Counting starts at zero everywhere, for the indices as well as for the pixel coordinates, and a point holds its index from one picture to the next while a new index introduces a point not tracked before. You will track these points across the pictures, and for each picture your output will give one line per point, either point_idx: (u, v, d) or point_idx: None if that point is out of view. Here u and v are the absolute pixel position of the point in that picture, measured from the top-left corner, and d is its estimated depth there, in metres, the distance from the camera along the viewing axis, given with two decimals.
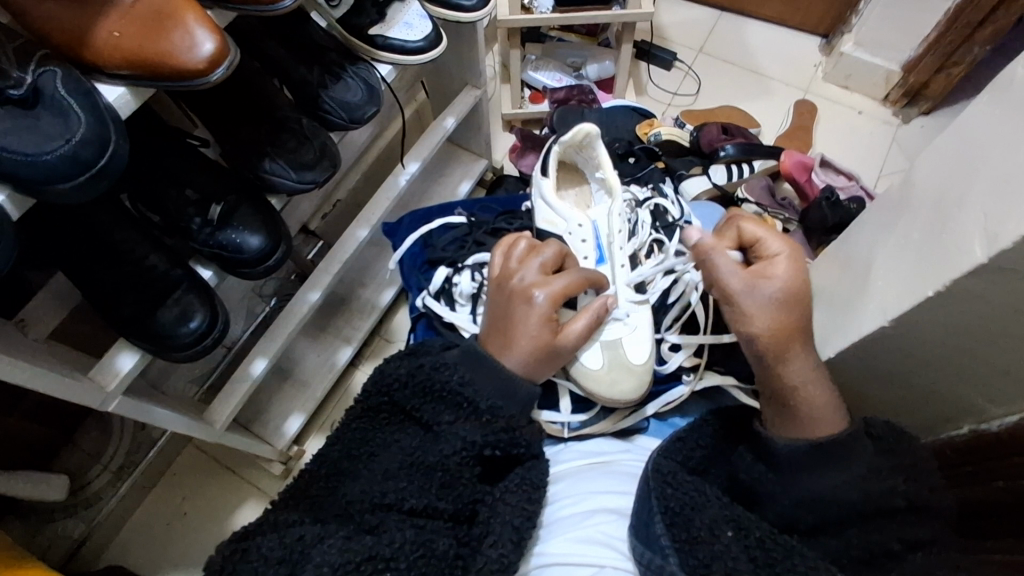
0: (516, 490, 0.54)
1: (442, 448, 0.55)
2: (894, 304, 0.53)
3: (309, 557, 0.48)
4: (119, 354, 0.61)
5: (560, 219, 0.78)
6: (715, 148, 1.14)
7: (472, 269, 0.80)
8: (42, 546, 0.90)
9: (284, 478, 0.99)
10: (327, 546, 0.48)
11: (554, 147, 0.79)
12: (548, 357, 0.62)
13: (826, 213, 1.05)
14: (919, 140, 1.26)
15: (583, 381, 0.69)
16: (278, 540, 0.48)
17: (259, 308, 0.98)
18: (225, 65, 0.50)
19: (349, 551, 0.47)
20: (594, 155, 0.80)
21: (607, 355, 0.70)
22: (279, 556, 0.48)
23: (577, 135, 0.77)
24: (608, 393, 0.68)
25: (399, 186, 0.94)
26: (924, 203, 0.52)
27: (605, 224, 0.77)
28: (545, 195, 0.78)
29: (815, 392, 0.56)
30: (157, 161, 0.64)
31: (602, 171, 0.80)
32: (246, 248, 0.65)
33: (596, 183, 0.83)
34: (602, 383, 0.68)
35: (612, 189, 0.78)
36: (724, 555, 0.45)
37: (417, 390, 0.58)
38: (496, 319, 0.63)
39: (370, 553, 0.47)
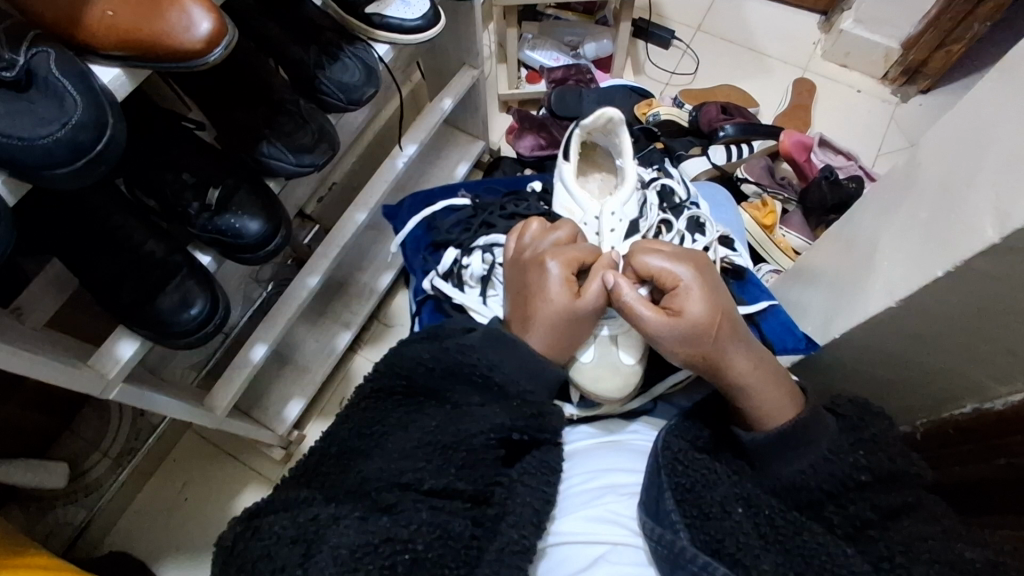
0: (534, 474, 0.55)
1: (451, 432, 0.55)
2: (901, 285, 0.53)
3: (322, 537, 0.48)
4: (119, 341, 0.60)
5: (578, 209, 0.78)
6: (715, 128, 1.13)
7: (483, 250, 0.79)
8: (42, 534, 0.90)
9: (285, 462, 1.00)
10: (342, 527, 0.48)
11: (575, 131, 0.79)
12: (570, 329, 0.61)
13: (826, 193, 1.05)
14: (918, 118, 1.25)
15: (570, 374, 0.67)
16: (291, 520, 0.49)
17: (256, 293, 0.97)
18: (223, 44, 0.49)
19: (366, 531, 0.48)
20: (618, 143, 0.79)
21: (597, 350, 0.66)
22: (292, 535, 0.48)
23: (599, 119, 0.77)
24: (591, 389, 0.65)
25: (396, 168, 0.93)
26: (931, 183, 0.52)
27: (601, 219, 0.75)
28: (565, 182, 0.79)
29: (764, 390, 0.55)
30: (154, 144, 0.63)
31: (622, 160, 0.79)
32: (245, 233, 0.64)
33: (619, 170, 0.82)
34: (585, 378, 0.65)
35: (626, 177, 0.77)
36: (736, 530, 0.46)
37: (445, 367, 0.59)
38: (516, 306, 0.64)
39: (386, 536, 0.47)
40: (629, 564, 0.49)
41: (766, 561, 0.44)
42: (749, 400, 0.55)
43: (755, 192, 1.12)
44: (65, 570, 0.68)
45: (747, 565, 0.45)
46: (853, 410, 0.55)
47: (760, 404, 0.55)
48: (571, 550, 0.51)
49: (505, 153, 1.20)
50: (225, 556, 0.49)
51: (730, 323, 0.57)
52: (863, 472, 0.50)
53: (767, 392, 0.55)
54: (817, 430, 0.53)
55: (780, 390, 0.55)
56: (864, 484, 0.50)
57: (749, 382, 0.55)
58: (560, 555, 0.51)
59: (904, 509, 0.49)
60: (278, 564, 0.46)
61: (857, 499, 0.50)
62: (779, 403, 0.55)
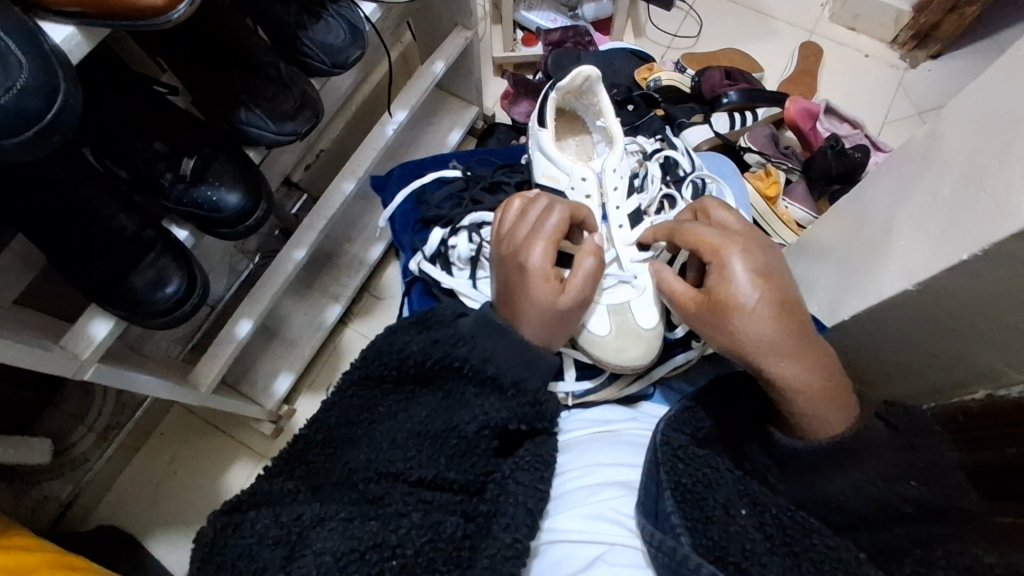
0: (528, 469, 0.51)
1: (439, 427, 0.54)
2: (920, 267, 0.50)
3: (306, 542, 0.46)
4: (93, 320, 0.57)
5: (562, 174, 0.74)
6: (717, 94, 1.09)
7: (469, 231, 0.76)
8: (30, 506, 0.88)
9: (275, 437, 0.98)
10: (326, 532, 0.46)
11: (551, 95, 0.74)
12: (556, 322, 0.58)
13: (831, 163, 1.02)
14: (927, 85, 1.21)
15: (590, 347, 0.67)
16: (273, 520, 0.47)
17: (242, 265, 0.94)
18: (188, 1, 0.44)
19: (350, 539, 0.45)
20: (594, 102, 0.76)
21: (614, 320, 0.67)
22: (276, 536, 0.46)
23: (576, 79, 0.73)
24: (616, 361, 0.65)
25: (385, 136, 0.88)
26: (956, 159, 0.49)
27: (604, 176, 0.72)
28: (545, 147, 0.74)
29: (809, 393, 0.51)
30: (125, 111, 0.58)
31: (603, 119, 0.76)
32: (223, 207, 0.60)
33: (599, 133, 0.79)
34: (609, 350, 0.65)
35: (614, 139, 0.73)
36: (741, 537, 0.44)
37: (447, 346, 0.57)
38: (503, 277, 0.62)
39: (375, 542, 0.45)
40: (626, 566, 0.47)
41: (772, 566, 0.42)
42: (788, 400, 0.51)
43: (757, 162, 1.07)
44: (48, 551, 0.66)
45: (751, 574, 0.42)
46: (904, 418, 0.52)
47: (805, 406, 0.51)
48: (566, 549, 0.48)
49: (499, 120, 1.15)
50: (208, 551, 0.47)
51: (787, 313, 0.52)
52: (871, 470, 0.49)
53: (817, 393, 0.51)
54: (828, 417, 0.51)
55: (832, 397, 0.51)
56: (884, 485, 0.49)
57: (801, 386, 0.50)
58: (555, 554, 0.49)
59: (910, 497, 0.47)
60: (261, 565, 0.44)
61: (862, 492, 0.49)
62: (830, 416, 0.51)
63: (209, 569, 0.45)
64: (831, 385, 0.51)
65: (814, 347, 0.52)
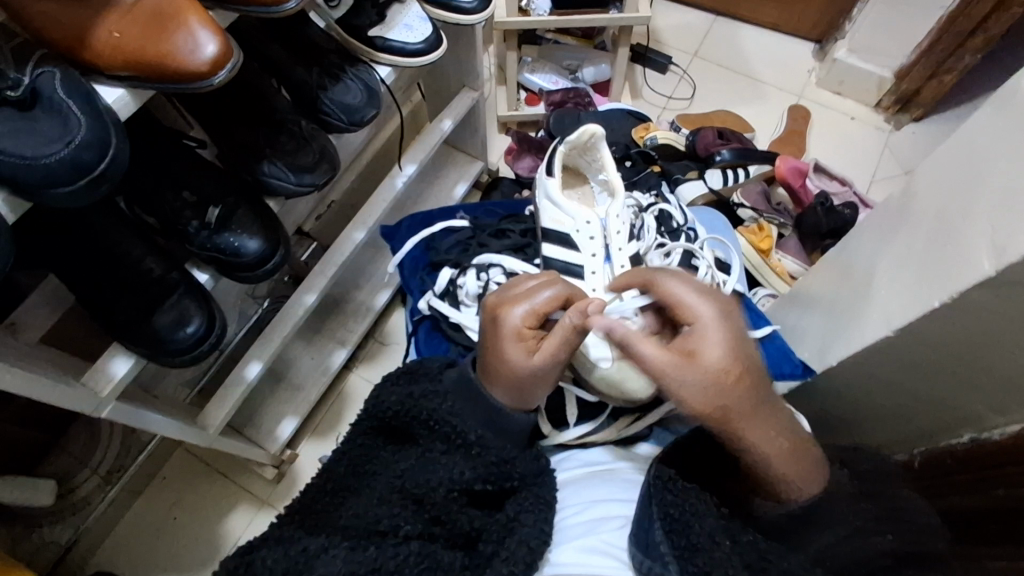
0: (533, 510, 0.54)
1: (442, 472, 0.57)
2: (899, 314, 0.53)
3: (312, 566, 0.48)
4: (113, 359, 0.60)
5: (567, 219, 0.77)
6: (711, 152, 1.16)
7: (477, 269, 0.79)
8: (27, 553, 0.87)
9: (277, 482, 0.98)
10: (330, 558, 0.49)
11: (559, 148, 0.78)
12: (523, 382, 0.58)
13: (821, 218, 1.06)
14: (910, 147, 1.27)
15: (593, 382, 0.68)
16: (283, 553, 0.49)
17: (252, 309, 0.96)
18: (228, 66, 0.49)
19: (352, 563, 0.48)
20: (597, 157, 0.79)
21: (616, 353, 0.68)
22: (286, 567, 0.48)
23: (582, 135, 0.77)
24: (619, 394, 0.67)
25: (395, 188, 0.93)
26: (928, 214, 0.53)
27: (608, 221, 0.76)
28: (551, 194, 0.77)
29: (784, 460, 0.52)
30: (158, 163, 0.63)
31: (604, 173, 0.80)
32: (244, 252, 0.64)
33: (599, 185, 0.83)
34: (611, 383, 0.67)
35: (615, 190, 0.77)
36: (722, 563, 0.46)
37: (459, 392, 0.61)
38: (547, 359, 0.57)
39: (372, 566, 0.48)
40: None
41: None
42: (766, 471, 0.53)
43: (750, 217, 1.11)
44: None
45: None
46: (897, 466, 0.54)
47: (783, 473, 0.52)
48: None
49: (503, 175, 1.21)
50: None
51: (756, 374, 0.52)
52: None
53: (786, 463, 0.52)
54: (807, 470, 0.53)
55: (802, 457, 0.53)
56: None
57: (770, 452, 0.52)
58: None
59: None
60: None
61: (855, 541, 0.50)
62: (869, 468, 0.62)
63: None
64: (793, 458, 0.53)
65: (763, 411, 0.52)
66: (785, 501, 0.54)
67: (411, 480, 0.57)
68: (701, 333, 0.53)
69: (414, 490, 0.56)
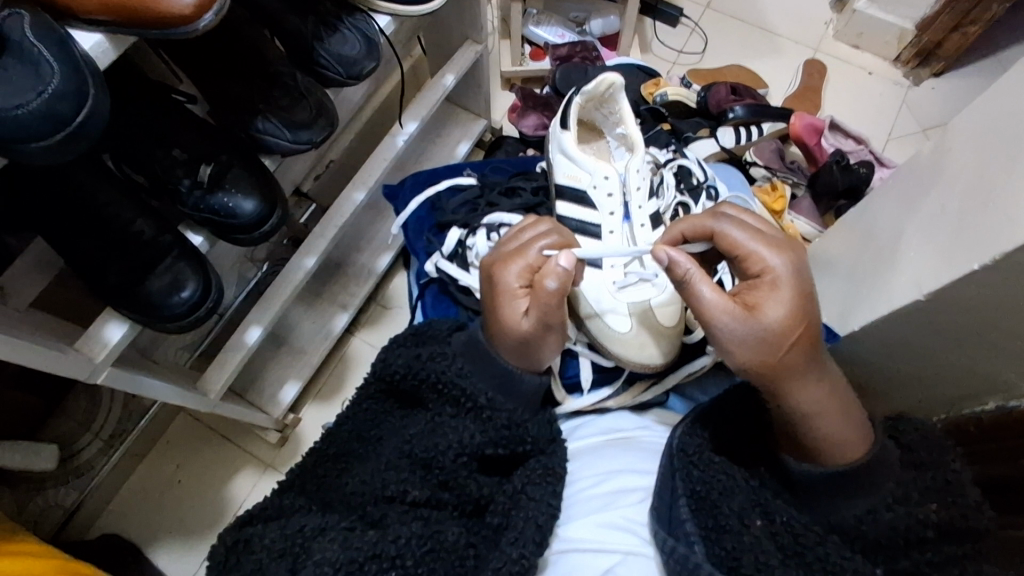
0: (540, 483, 0.53)
1: (450, 436, 0.55)
2: (930, 279, 0.51)
3: (308, 550, 0.49)
4: (107, 323, 0.57)
5: (584, 174, 0.73)
6: (724, 109, 1.10)
7: (487, 229, 0.77)
8: (34, 514, 0.88)
9: (281, 446, 0.97)
10: (325, 543, 0.49)
11: (575, 98, 0.74)
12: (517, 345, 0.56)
13: (836, 177, 1.02)
14: (929, 103, 1.22)
15: (611, 344, 0.68)
16: (280, 534, 0.50)
17: (251, 273, 0.94)
18: (213, 10, 0.45)
19: (349, 551, 0.48)
20: (615, 109, 0.76)
21: (636, 317, 0.67)
22: (281, 549, 0.49)
23: (599, 86, 0.73)
24: (637, 358, 0.67)
25: (396, 147, 0.89)
26: (965, 172, 0.50)
27: (627, 176, 0.73)
28: (566, 149, 0.74)
29: (829, 417, 0.51)
30: (146, 119, 0.59)
31: (622, 126, 0.76)
32: (239, 213, 0.61)
33: (615, 140, 0.79)
34: (630, 348, 0.67)
35: (634, 144, 0.74)
36: (753, 547, 0.46)
37: (469, 353, 0.59)
38: (523, 316, 0.56)
39: (372, 553, 0.48)
40: None
41: None
42: (809, 426, 0.51)
43: (763, 176, 1.08)
44: (56, 557, 0.66)
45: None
46: (919, 442, 0.53)
47: (826, 433, 0.51)
48: (578, 557, 0.49)
49: (506, 133, 1.16)
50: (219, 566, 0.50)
51: (812, 335, 0.52)
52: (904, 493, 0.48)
53: (833, 417, 0.51)
54: (856, 435, 0.51)
55: (847, 420, 0.52)
56: (927, 539, 0.48)
57: (814, 410, 0.51)
58: (567, 562, 0.50)
59: (918, 516, 0.48)
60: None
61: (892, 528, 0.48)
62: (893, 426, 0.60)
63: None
64: (835, 411, 0.52)
65: (813, 372, 0.52)
66: (824, 462, 0.52)
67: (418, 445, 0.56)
68: (773, 287, 0.52)
69: (421, 457, 0.55)
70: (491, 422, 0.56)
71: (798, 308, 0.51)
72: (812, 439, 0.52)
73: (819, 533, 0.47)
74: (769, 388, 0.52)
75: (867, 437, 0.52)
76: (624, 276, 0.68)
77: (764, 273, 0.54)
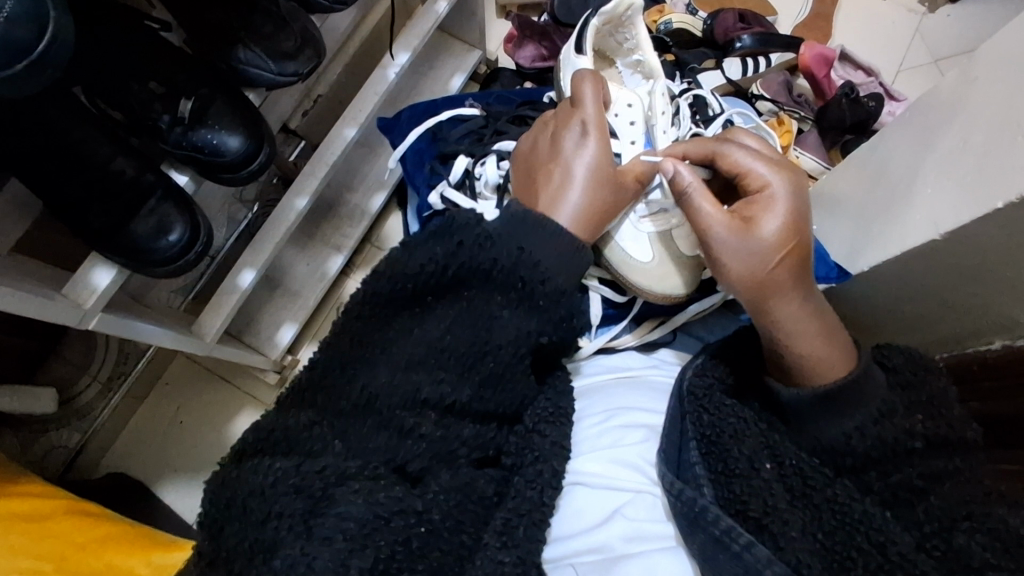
0: (553, 421, 0.54)
1: (458, 362, 0.52)
2: (949, 217, 0.50)
3: (330, 498, 0.46)
4: (94, 268, 0.55)
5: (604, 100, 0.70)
6: (730, 38, 1.05)
7: (498, 157, 0.75)
8: (39, 456, 0.89)
9: (280, 387, 0.97)
10: (350, 494, 0.46)
11: (593, 20, 0.70)
12: (604, 204, 0.59)
13: (845, 111, 0.97)
14: (944, 31, 1.16)
15: (633, 275, 0.67)
16: (297, 471, 0.46)
17: (242, 214, 0.91)
18: None
19: (374, 506, 0.46)
20: (632, 34, 0.72)
21: (659, 246, 0.67)
22: (300, 489, 0.46)
23: (620, 6, 0.69)
24: (660, 289, 0.66)
25: (388, 79, 0.84)
26: (989, 104, 0.48)
27: (650, 101, 0.70)
28: (583, 75, 0.70)
29: (812, 338, 0.50)
30: (117, 48, 0.56)
31: (639, 53, 0.73)
32: (225, 150, 0.58)
33: (629, 68, 0.76)
34: (653, 278, 0.66)
35: (653, 71, 0.72)
36: (762, 492, 0.46)
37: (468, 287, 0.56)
38: (579, 158, 0.59)
39: (399, 508, 0.46)
40: (644, 521, 0.49)
41: (794, 528, 0.44)
42: (791, 346, 0.51)
43: (771, 109, 1.03)
44: (63, 497, 0.66)
45: (775, 532, 0.44)
46: (904, 364, 0.52)
47: (809, 354, 0.50)
48: (586, 497, 0.52)
49: (503, 65, 1.10)
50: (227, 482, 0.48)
51: (804, 253, 0.53)
52: (919, 438, 0.47)
53: (812, 338, 0.50)
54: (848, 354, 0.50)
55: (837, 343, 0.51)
56: (916, 451, 0.47)
57: (795, 327, 0.51)
58: (574, 498, 0.52)
59: None
60: (279, 510, 0.45)
61: (901, 461, 0.47)
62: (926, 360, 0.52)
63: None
64: (817, 334, 0.51)
65: (803, 292, 0.52)
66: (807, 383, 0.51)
67: (455, 342, 0.52)
68: (769, 202, 0.53)
69: None
70: (511, 348, 0.52)
71: (792, 226, 0.52)
72: (791, 358, 0.51)
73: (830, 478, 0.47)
74: (753, 299, 0.52)
75: (852, 364, 0.50)
76: (646, 205, 0.67)
77: (762, 191, 0.54)
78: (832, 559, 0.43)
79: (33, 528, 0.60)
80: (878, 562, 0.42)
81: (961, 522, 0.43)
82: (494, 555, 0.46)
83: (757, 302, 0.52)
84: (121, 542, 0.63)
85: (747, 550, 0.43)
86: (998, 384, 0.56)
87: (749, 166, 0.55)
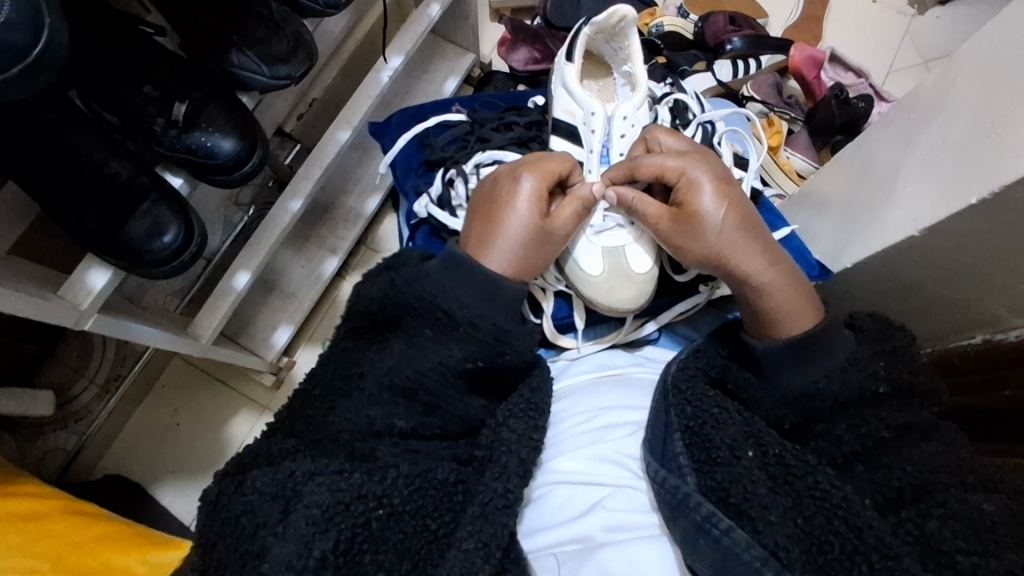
0: (523, 417, 0.54)
1: (433, 356, 0.55)
2: (928, 213, 0.51)
3: (298, 494, 0.48)
4: (90, 271, 0.56)
5: (578, 110, 0.72)
6: (721, 40, 1.06)
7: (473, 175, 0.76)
8: (37, 458, 0.90)
9: (276, 390, 0.98)
10: (317, 484, 0.48)
11: (584, 29, 0.70)
12: (529, 257, 0.60)
13: (834, 112, 0.98)
14: (934, 33, 1.17)
15: (582, 286, 0.68)
16: (271, 476, 0.49)
17: (237, 217, 0.92)
18: None
19: (337, 491, 0.48)
20: (625, 45, 0.72)
21: (608, 261, 0.67)
22: (273, 492, 0.49)
23: (611, 18, 0.69)
24: (605, 301, 0.67)
25: (381, 82, 0.85)
26: (968, 102, 0.49)
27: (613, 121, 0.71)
28: (567, 83, 0.71)
29: (781, 286, 0.56)
30: (111, 52, 0.56)
31: (630, 65, 0.73)
32: (218, 153, 0.59)
33: (622, 78, 0.75)
34: (599, 290, 0.67)
35: (637, 85, 0.72)
36: (743, 479, 0.47)
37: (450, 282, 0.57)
38: (513, 221, 0.60)
39: (360, 493, 0.48)
40: (627, 510, 0.50)
41: (773, 513, 0.45)
42: (765, 298, 0.56)
43: (760, 111, 1.05)
44: (60, 497, 0.66)
45: (753, 517, 0.45)
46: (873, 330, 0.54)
47: (777, 303, 0.55)
48: (570, 491, 0.52)
49: (496, 68, 1.11)
50: (212, 491, 0.51)
51: (746, 215, 0.59)
52: (882, 384, 0.51)
53: (781, 287, 0.56)
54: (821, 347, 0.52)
55: (800, 292, 0.56)
56: (882, 396, 0.51)
57: (765, 280, 0.56)
58: (560, 492, 0.53)
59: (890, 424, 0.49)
60: (265, 509, 0.48)
61: (875, 453, 0.49)
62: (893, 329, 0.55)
63: (214, 507, 0.50)
64: (785, 283, 0.56)
65: (761, 249, 0.58)
66: (780, 331, 0.55)
67: (420, 337, 0.56)
68: (692, 183, 0.60)
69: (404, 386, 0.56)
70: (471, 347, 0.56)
71: (724, 197, 0.59)
72: (770, 313, 0.56)
73: (807, 462, 0.47)
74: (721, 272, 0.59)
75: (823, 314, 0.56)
76: (601, 220, 0.68)
77: (682, 176, 0.61)
78: (809, 542, 0.44)
79: (32, 528, 0.61)
80: (853, 546, 0.43)
81: (935, 509, 0.44)
82: (460, 543, 0.48)
83: (725, 272, 0.59)
84: (116, 541, 0.63)
85: (726, 534, 0.44)
86: (982, 378, 0.57)
87: (661, 164, 0.62)
